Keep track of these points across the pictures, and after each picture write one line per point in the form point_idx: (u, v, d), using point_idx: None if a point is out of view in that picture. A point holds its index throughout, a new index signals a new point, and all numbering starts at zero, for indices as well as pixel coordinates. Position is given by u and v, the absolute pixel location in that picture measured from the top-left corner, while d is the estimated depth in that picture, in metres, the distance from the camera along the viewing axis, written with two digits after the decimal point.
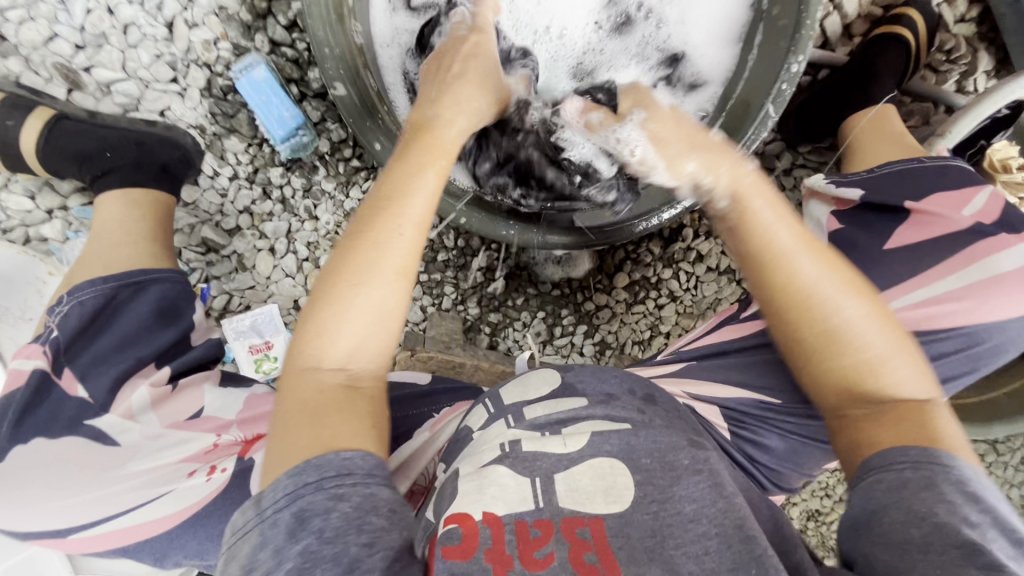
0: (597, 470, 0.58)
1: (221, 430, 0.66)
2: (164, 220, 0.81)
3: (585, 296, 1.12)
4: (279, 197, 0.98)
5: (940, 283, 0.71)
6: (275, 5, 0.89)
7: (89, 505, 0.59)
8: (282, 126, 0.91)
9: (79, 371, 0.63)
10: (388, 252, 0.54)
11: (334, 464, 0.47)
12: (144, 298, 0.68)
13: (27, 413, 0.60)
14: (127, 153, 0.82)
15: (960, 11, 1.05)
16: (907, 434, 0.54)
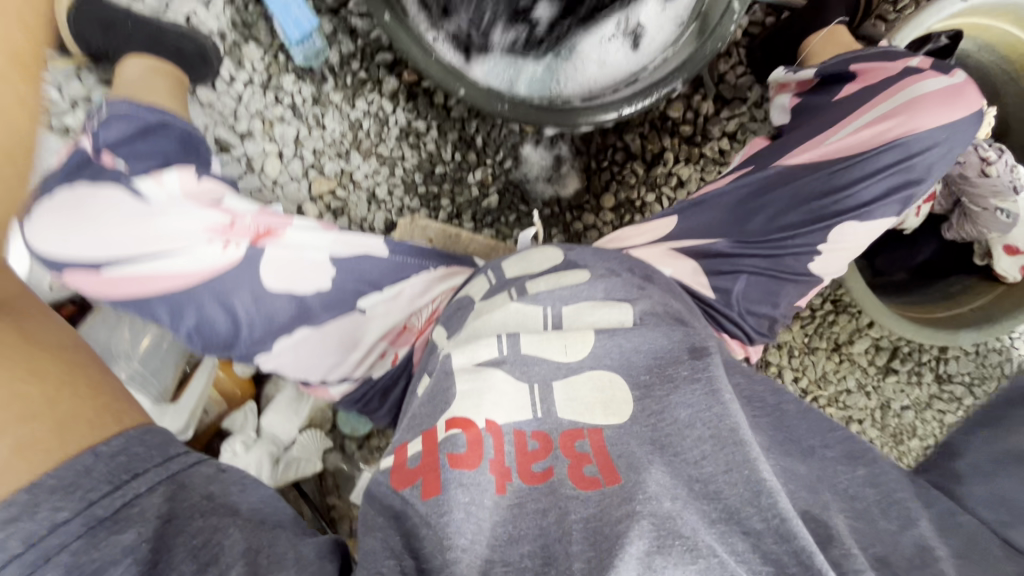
0: (598, 384, 0.61)
1: (236, 214, 0.72)
2: (176, 87, 0.91)
3: (573, 217, 1.18)
4: (289, 104, 1.05)
5: (877, 110, 0.81)
6: None
7: (111, 245, 0.66)
8: (298, 28, 0.99)
9: (116, 154, 0.70)
10: None
11: None
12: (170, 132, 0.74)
13: (73, 170, 0.67)
14: (147, 34, 0.93)
15: None
16: None
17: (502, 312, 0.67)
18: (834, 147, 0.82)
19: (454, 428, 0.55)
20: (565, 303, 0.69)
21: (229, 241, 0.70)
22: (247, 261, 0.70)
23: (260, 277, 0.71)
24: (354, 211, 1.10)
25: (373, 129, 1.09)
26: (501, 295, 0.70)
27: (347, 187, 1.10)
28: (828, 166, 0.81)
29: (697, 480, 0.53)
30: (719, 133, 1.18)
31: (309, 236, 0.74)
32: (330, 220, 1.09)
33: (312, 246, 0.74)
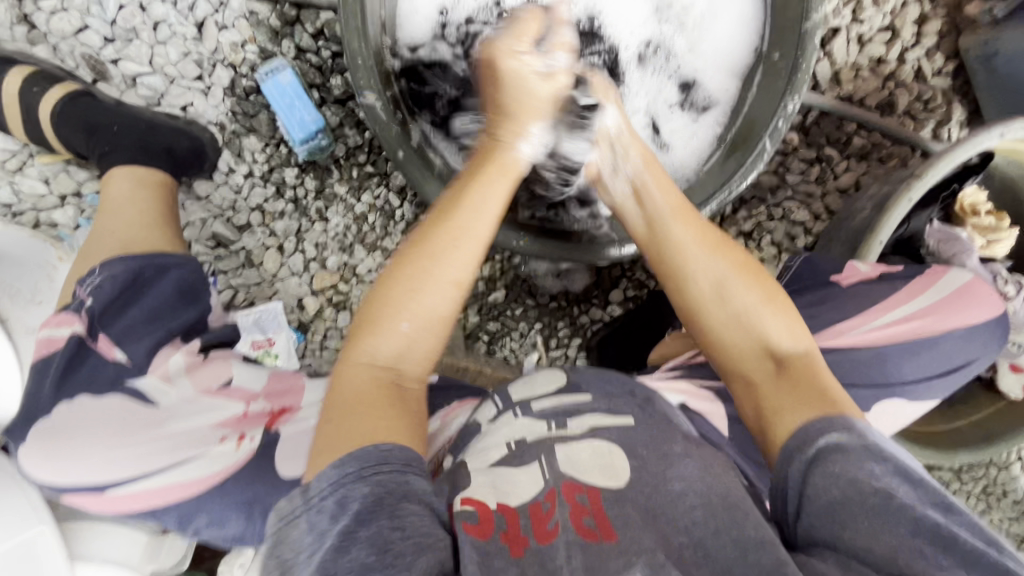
0: (597, 451, 0.62)
1: (249, 399, 0.70)
2: (167, 203, 0.84)
3: (580, 310, 1.15)
4: (291, 197, 1.01)
5: (918, 300, 0.90)
6: (303, 13, 0.92)
7: (130, 459, 0.60)
8: (303, 128, 0.93)
9: (114, 337, 0.67)
10: (431, 282, 0.62)
11: (375, 456, 0.52)
12: (166, 281, 0.73)
13: (69, 374, 0.63)
14: (134, 130, 0.86)
15: (938, 64, 1.13)
16: (805, 396, 0.62)
17: (507, 424, 0.68)
18: (877, 330, 0.87)
19: (467, 505, 0.57)
20: (568, 415, 0.68)
21: (243, 435, 0.66)
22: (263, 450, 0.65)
23: (276, 467, 0.64)
24: (356, 305, 1.06)
25: (379, 222, 1.04)
26: (507, 414, 0.70)
27: (350, 280, 1.06)
28: (873, 352, 0.86)
29: (685, 546, 0.55)
30: (734, 232, 1.17)
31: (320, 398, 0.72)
32: (331, 314, 1.06)
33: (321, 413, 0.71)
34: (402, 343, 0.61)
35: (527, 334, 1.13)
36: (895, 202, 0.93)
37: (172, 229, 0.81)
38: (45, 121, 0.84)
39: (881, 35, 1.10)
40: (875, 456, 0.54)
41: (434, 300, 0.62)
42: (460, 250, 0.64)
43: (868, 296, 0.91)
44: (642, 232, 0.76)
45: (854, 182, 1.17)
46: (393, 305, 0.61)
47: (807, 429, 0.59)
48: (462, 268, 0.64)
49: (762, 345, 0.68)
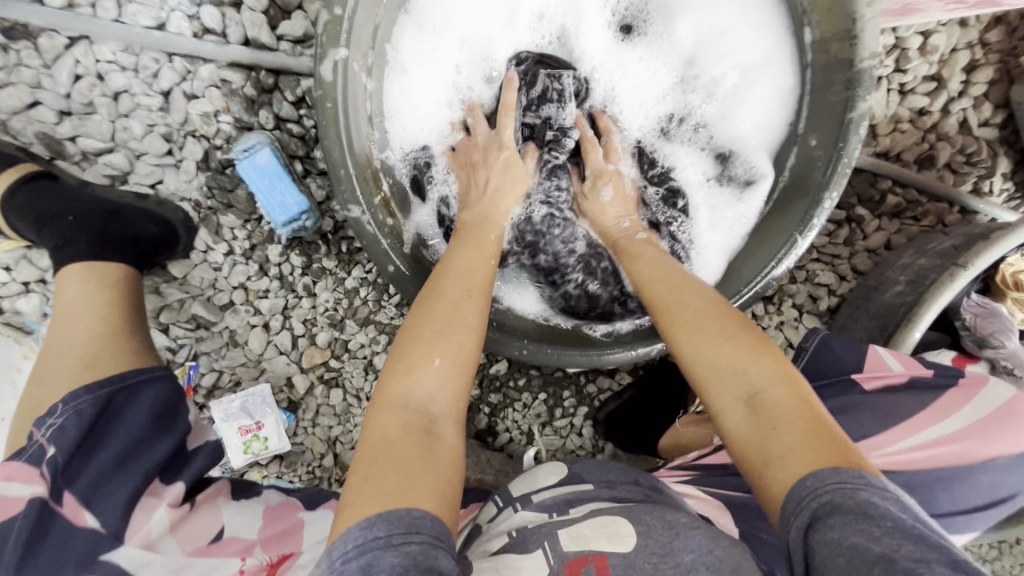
0: (601, 522, 0.62)
1: (246, 552, 0.64)
2: (131, 301, 0.76)
3: (587, 378, 1.09)
4: (276, 274, 0.93)
5: (940, 425, 0.74)
6: (282, 80, 0.82)
7: None
8: (285, 211, 0.84)
9: (81, 496, 0.58)
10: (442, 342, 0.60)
11: (404, 523, 0.47)
12: (138, 407, 0.67)
13: (30, 555, 0.54)
14: (94, 220, 0.77)
15: (985, 115, 1.02)
16: (805, 446, 0.52)
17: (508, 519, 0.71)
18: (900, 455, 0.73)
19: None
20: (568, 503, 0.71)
21: None
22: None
23: None
24: (349, 382, 0.99)
25: (371, 296, 0.96)
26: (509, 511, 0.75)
27: (341, 356, 0.99)
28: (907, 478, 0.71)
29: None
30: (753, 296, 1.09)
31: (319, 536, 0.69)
32: (323, 391, 0.99)
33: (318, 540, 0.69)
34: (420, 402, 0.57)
35: (530, 406, 1.07)
36: (938, 290, 0.87)
37: (140, 336, 0.74)
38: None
39: (925, 85, 0.99)
40: (859, 511, 0.46)
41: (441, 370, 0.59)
42: (464, 303, 0.64)
43: (892, 408, 0.77)
44: (657, 282, 0.70)
45: (884, 242, 1.08)
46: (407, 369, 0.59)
47: (798, 488, 0.50)
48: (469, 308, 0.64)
49: (754, 393, 0.58)
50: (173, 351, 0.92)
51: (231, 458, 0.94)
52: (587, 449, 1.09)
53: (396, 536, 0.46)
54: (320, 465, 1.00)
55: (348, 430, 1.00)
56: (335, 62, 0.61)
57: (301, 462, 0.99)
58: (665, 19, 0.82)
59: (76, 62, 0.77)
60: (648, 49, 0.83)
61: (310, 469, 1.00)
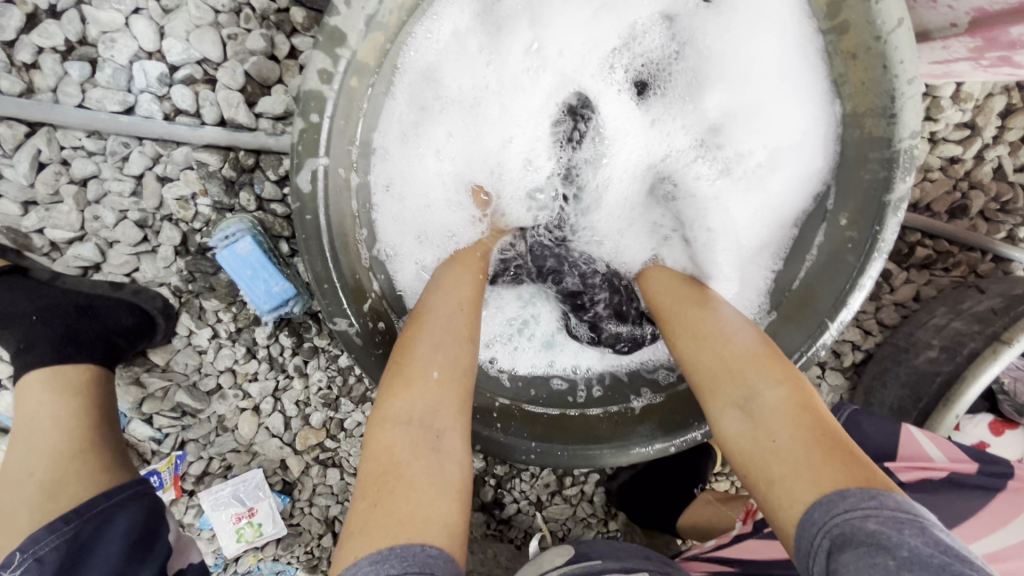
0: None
1: None
2: (100, 408, 0.69)
3: None
4: (265, 356, 0.87)
5: (997, 535, 0.67)
6: (263, 158, 0.75)
7: None
8: (270, 299, 0.77)
9: None
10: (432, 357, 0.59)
11: (419, 560, 0.47)
12: (108, 540, 0.58)
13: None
14: (62, 318, 0.71)
15: (1021, 161, 0.95)
16: (818, 463, 0.51)
17: None
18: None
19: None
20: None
21: None
22: None
23: None
24: (347, 461, 0.94)
25: (367, 372, 0.91)
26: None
27: (337, 434, 0.94)
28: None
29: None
30: None
31: None
32: (319, 471, 0.94)
33: None
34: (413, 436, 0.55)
35: (539, 476, 1.01)
36: (982, 361, 0.81)
37: (110, 443, 0.67)
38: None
39: (958, 133, 0.92)
40: (873, 542, 0.43)
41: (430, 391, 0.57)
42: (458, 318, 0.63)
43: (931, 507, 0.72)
44: (666, 296, 0.70)
45: (912, 294, 1.01)
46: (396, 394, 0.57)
47: (808, 520, 0.48)
48: (457, 327, 0.62)
49: (760, 408, 0.56)
50: (158, 441, 0.87)
51: (223, 546, 0.90)
52: (599, 519, 1.03)
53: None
54: (318, 546, 0.95)
55: (346, 510, 0.95)
56: (312, 169, 0.58)
57: (299, 543, 0.94)
58: (688, 82, 0.74)
59: (39, 150, 0.71)
60: (664, 112, 0.75)
61: (308, 550, 0.94)
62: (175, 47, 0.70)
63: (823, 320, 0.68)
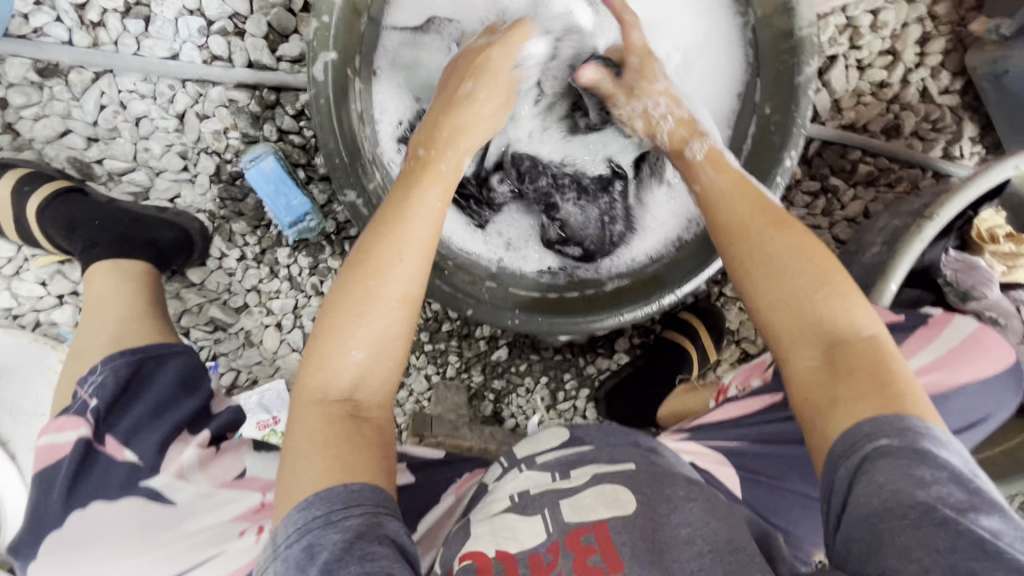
0: (601, 494, 0.70)
1: (267, 488, 0.66)
2: (152, 289, 0.84)
3: (586, 360, 1.14)
4: (286, 275, 1.00)
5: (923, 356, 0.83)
6: (283, 95, 0.91)
7: (149, 564, 0.59)
8: (290, 212, 0.92)
9: (120, 439, 0.65)
10: (368, 309, 0.63)
11: (344, 497, 0.55)
12: (165, 371, 0.72)
13: (81, 480, 0.62)
14: (118, 224, 0.86)
15: (944, 83, 1.08)
16: (872, 388, 0.56)
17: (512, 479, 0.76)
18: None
19: (469, 560, 0.66)
20: (570, 466, 0.77)
21: (262, 527, 0.62)
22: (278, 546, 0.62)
23: None
24: None
25: None
26: (512, 470, 0.78)
27: None
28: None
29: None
30: None
31: None
32: None
33: None
34: (360, 368, 0.63)
35: (533, 390, 1.11)
36: (906, 244, 0.90)
37: (162, 320, 0.80)
38: (34, 225, 0.85)
39: (881, 59, 1.06)
40: (914, 457, 0.51)
41: (386, 311, 0.63)
42: (400, 268, 0.65)
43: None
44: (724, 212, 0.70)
45: (862, 210, 1.12)
46: (351, 325, 0.62)
47: (860, 431, 0.54)
48: (394, 273, 0.64)
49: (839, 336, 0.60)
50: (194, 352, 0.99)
51: None
52: None
53: (334, 513, 0.54)
54: None
55: None
56: (325, 62, 0.69)
57: None
58: None
59: (102, 93, 0.87)
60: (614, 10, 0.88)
61: None
62: (212, 4, 0.86)
63: None
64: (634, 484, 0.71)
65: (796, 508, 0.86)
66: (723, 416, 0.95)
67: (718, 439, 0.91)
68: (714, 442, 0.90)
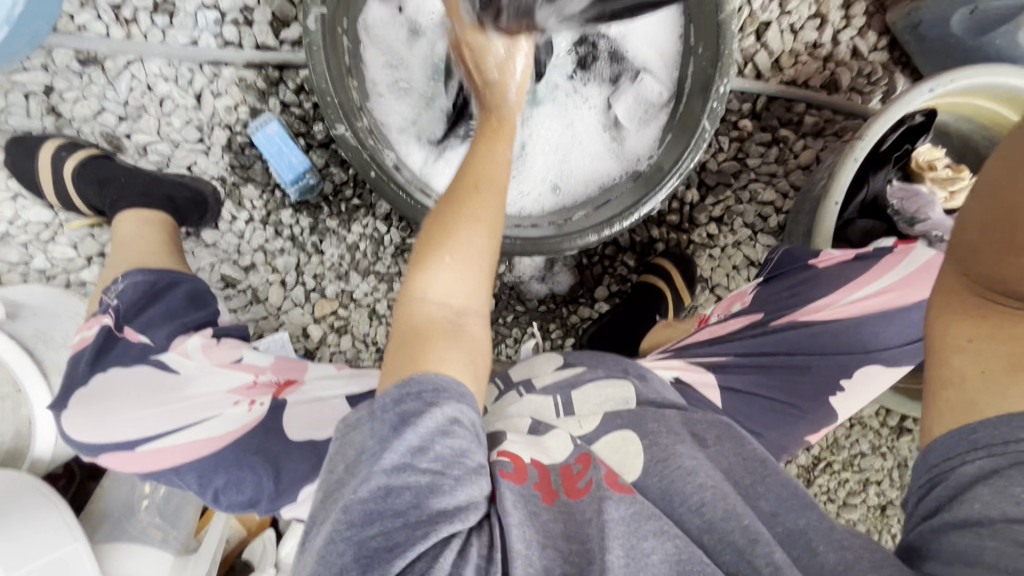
0: (612, 445, 0.64)
1: (259, 371, 0.71)
2: (171, 235, 0.94)
3: (569, 311, 1.21)
4: (289, 235, 1.11)
5: (891, 274, 0.92)
6: (285, 73, 1.05)
7: (156, 417, 0.63)
8: (291, 170, 1.05)
9: (139, 328, 0.68)
10: (477, 210, 0.62)
11: (434, 380, 0.51)
12: (181, 290, 0.74)
13: (101, 355, 0.65)
14: (142, 182, 0.98)
15: (871, 42, 1.21)
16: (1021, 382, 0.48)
17: (516, 403, 0.72)
18: (852, 305, 0.92)
19: (502, 455, 0.56)
20: (572, 389, 0.74)
21: (254, 400, 0.68)
22: (272, 413, 0.67)
23: (281, 428, 0.66)
24: (356, 328, 1.14)
25: (370, 249, 1.13)
26: (512, 393, 0.75)
27: (348, 306, 1.14)
28: (849, 323, 0.91)
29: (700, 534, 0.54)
30: (706, 219, 1.22)
31: (318, 374, 0.74)
32: (334, 338, 1.13)
33: (328, 389, 0.71)
34: (452, 279, 0.59)
35: (521, 339, 1.18)
36: (843, 164, 1.02)
37: (177, 257, 0.90)
38: (67, 183, 0.96)
39: (811, 22, 1.19)
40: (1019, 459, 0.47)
41: (474, 231, 0.61)
42: (496, 192, 0.64)
43: (843, 275, 0.94)
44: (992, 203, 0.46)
45: (813, 159, 1.22)
46: (444, 243, 0.60)
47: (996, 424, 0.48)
48: (497, 194, 0.64)
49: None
50: None
51: None
52: None
53: (428, 390, 0.50)
54: None
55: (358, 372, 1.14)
56: (317, 15, 0.83)
57: None
58: None
59: (132, 77, 1.03)
60: None
61: None
62: None
63: (700, 121, 0.90)
64: (641, 419, 0.66)
65: (769, 414, 0.90)
66: (706, 339, 0.97)
67: (704, 356, 0.93)
68: (697, 359, 0.93)
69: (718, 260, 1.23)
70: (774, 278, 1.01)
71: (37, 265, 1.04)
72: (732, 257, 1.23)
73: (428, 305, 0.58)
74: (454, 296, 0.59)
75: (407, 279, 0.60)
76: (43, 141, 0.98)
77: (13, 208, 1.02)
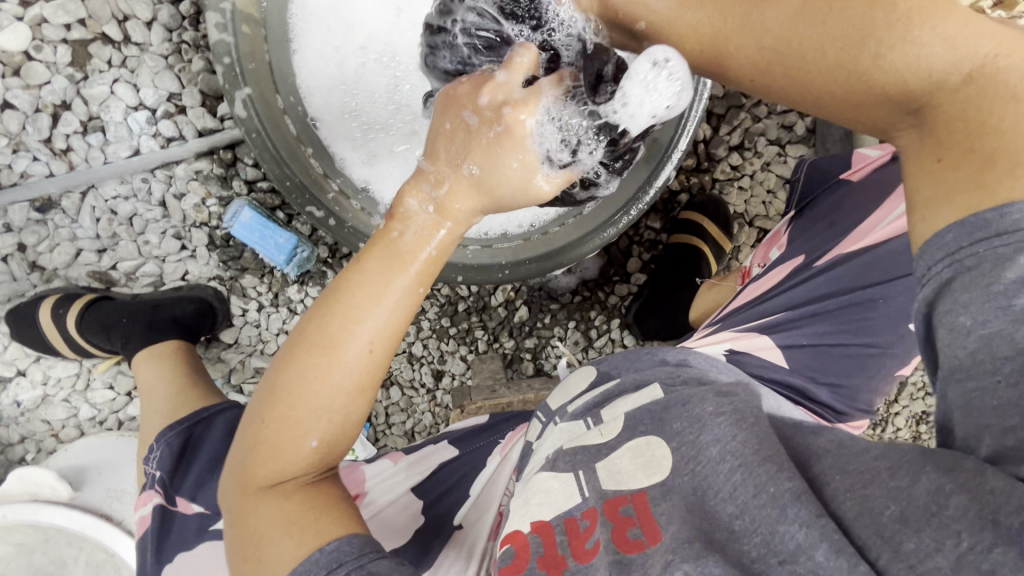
0: (635, 450, 0.53)
1: None
2: (188, 362, 0.93)
3: (606, 292, 1.13)
4: (304, 309, 1.06)
5: None
6: (239, 151, 0.98)
7: None
8: (281, 251, 0.99)
9: (188, 495, 0.72)
10: (318, 376, 0.49)
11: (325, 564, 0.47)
12: (214, 432, 0.78)
13: (163, 541, 0.69)
14: (142, 315, 0.95)
15: None
16: (977, 162, 0.41)
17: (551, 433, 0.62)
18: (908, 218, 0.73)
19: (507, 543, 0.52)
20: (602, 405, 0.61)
21: None
22: None
23: None
24: (402, 376, 1.11)
25: None
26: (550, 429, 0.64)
27: None
28: None
29: (736, 518, 0.46)
30: (726, 151, 1.09)
31: (379, 476, 0.76)
32: (384, 393, 1.11)
33: (390, 490, 0.73)
34: (316, 442, 0.50)
35: (565, 336, 1.12)
36: None
37: (199, 385, 0.88)
38: (77, 337, 0.95)
39: None
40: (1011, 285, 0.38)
41: (345, 399, 0.50)
42: (347, 357, 0.49)
43: (884, 183, 0.76)
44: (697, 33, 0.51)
45: None
46: (278, 443, 0.50)
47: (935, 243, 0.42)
48: (340, 374, 0.49)
49: (936, 87, 0.43)
50: None
51: None
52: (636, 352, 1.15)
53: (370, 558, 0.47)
54: None
55: (420, 423, 1.12)
56: (243, 99, 0.75)
57: None
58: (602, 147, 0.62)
59: (92, 207, 0.97)
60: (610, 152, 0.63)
61: None
62: (148, 93, 0.94)
63: None
64: (665, 417, 0.54)
65: (844, 359, 0.74)
66: (748, 300, 0.83)
67: (752, 320, 0.79)
68: (745, 324, 0.79)
69: (750, 189, 1.11)
70: (808, 202, 0.85)
71: (85, 415, 1.05)
72: (765, 182, 1.10)
73: (291, 481, 0.51)
74: (330, 451, 0.52)
75: (258, 452, 0.50)
76: (37, 305, 0.96)
77: (40, 370, 1.02)
